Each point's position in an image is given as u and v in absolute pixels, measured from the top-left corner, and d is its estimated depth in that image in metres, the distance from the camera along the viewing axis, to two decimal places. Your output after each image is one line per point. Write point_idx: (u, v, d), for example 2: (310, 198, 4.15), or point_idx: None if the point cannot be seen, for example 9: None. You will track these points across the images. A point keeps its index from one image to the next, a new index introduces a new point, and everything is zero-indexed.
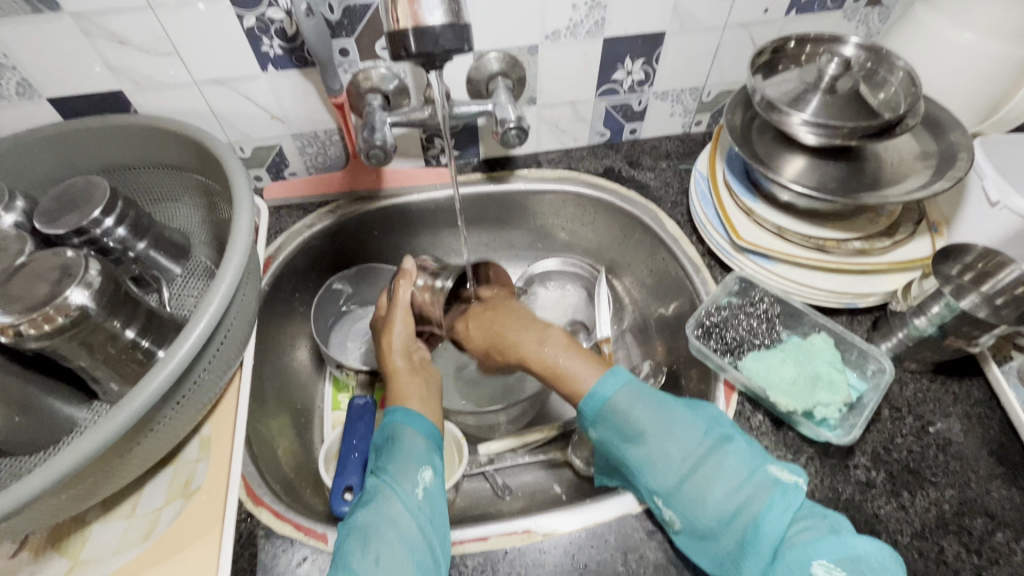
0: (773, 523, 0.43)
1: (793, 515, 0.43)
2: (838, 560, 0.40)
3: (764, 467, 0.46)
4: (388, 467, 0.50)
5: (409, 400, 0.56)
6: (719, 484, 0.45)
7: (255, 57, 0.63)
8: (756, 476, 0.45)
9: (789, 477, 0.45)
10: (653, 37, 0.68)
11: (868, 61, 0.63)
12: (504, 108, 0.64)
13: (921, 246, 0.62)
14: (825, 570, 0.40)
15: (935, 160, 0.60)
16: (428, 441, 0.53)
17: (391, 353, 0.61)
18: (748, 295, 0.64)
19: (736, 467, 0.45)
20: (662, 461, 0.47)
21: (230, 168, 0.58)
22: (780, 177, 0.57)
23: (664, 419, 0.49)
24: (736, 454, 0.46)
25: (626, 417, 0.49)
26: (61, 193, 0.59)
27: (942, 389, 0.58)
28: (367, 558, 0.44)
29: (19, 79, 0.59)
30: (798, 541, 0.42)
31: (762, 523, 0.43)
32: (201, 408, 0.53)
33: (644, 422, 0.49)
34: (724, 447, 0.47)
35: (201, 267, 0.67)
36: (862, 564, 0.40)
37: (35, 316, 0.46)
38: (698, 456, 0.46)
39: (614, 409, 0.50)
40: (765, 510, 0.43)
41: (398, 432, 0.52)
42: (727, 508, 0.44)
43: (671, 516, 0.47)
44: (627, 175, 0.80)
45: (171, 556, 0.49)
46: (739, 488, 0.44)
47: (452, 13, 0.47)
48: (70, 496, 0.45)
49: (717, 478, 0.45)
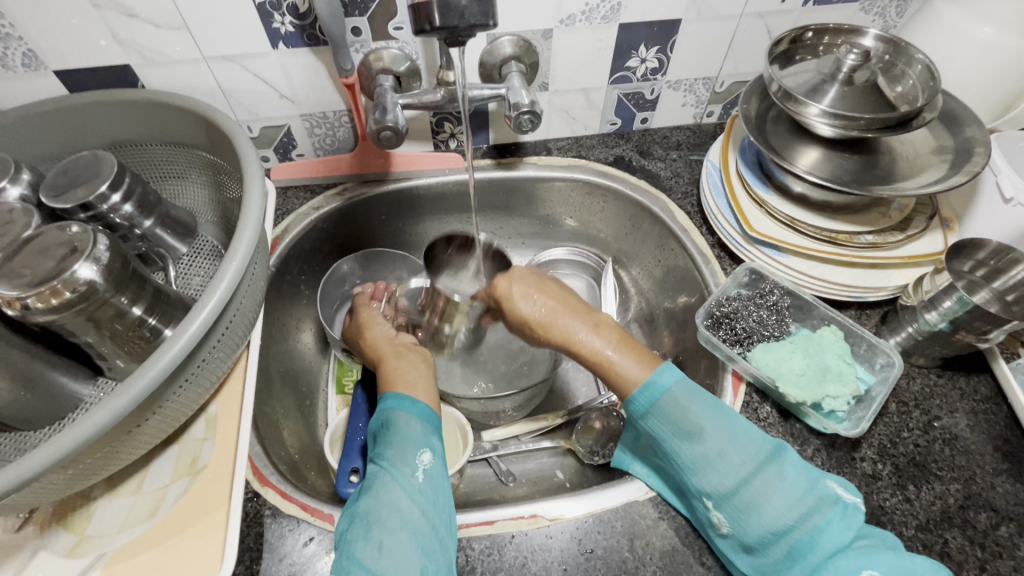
0: (829, 537, 0.43)
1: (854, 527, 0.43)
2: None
3: (825, 481, 0.45)
4: (386, 453, 0.50)
5: (400, 386, 0.56)
6: (780, 489, 0.44)
7: (265, 33, 0.62)
8: (815, 490, 0.45)
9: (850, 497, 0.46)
10: (669, 25, 0.68)
11: (886, 53, 0.62)
12: (517, 92, 0.63)
13: (934, 240, 0.62)
14: None
15: (952, 154, 0.60)
16: (425, 424, 0.52)
17: (379, 342, 0.64)
18: (758, 287, 0.64)
19: (795, 479, 0.45)
20: (720, 462, 0.46)
21: (239, 145, 0.57)
22: (794, 168, 0.56)
23: (723, 416, 0.47)
24: (793, 465, 0.46)
25: (683, 412, 0.47)
26: (67, 168, 0.58)
27: (949, 384, 0.58)
28: (369, 545, 0.44)
29: (25, 50, 0.58)
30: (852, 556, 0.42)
31: (818, 535, 0.43)
32: (207, 388, 0.53)
33: (703, 420, 0.47)
34: (780, 456, 0.46)
35: (207, 247, 0.67)
36: None
37: (42, 290, 0.46)
38: (761, 457, 0.46)
39: (670, 404, 0.47)
40: (824, 523, 0.43)
41: (392, 418, 0.52)
42: (784, 518, 0.44)
43: (719, 518, 0.47)
44: (637, 165, 0.79)
45: (175, 534, 0.48)
46: (803, 498, 0.44)
47: None
48: (75, 472, 0.45)
49: (777, 486, 0.44)
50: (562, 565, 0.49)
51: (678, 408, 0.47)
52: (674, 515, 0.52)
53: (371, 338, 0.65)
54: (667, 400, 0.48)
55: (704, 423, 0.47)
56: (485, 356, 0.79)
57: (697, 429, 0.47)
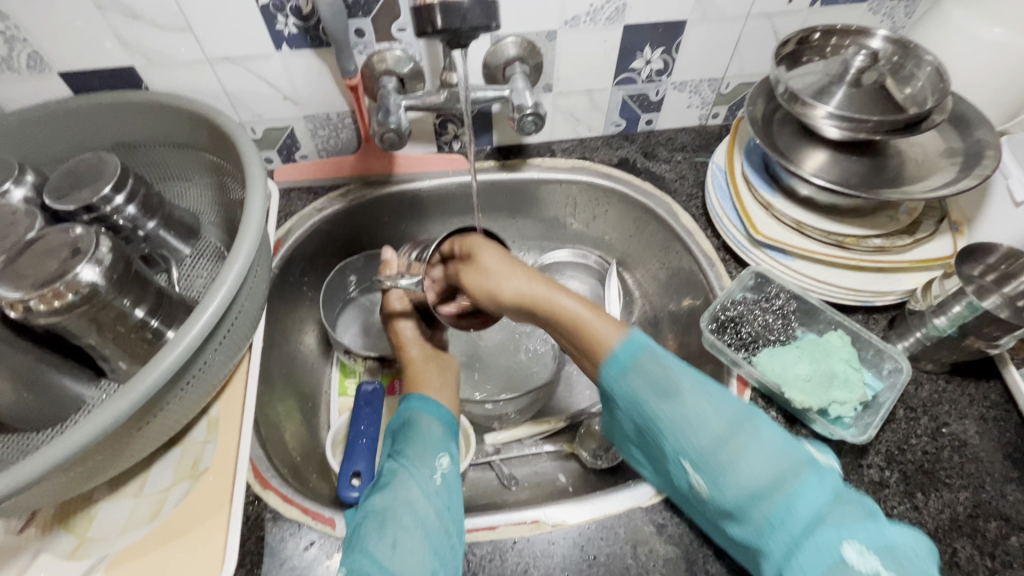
0: (805, 503, 0.41)
1: (829, 488, 0.42)
2: (874, 547, 0.38)
3: (798, 444, 0.44)
4: (406, 451, 0.50)
5: (426, 390, 0.57)
6: (755, 450, 0.43)
7: (269, 35, 0.61)
8: (792, 453, 0.43)
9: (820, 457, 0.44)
10: (673, 27, 0.67)
11: (895, 54, 0.61)
12: (521, 94, 0.62)
13: (943, 244, 0.61)
14: (857, 551, 0.38)
15: (962, 157, 0.59)
16: (445, 429, 0.53)
17: (408, 342, 0.65)
18: (764, 290, 0.63)
19: (773, 441, 0.44)
20: (696, 421, 0.45)
21: (242, 147, 0.57)
22: (800, 170, 0.56)
23: (699, 380, 0.48)
24: (768, 427, 0.45)
25: (660, 371, 0.48)
26: (71, 169, 0.58)
27: (959, 390, 0.58)
28: (384, 541, 0.43)
29: (30, 52, 0.59)
30: (831, 522, 0.40)
31: (792, 497, 0.41)
32: (209, 390, 0.53)
33: (682, 379, 0.47)
34: (757, 417, 0.45)
35: (210, 249, 0.67)
36: (900, 554, 0.38)
37: (45, 293, 0.46)
38: (737, 419, 0.45)
39: (646, 363, 0.48)
40: (799, 487, 0.41)
41: (414, 418, 0.53)
42: (758, 481, 0.42)
43: (698, 482, 0.45)
44: (642, 167, 0.79)
45: (177, 537, 0.48)
46: (778, 463, 0.42)
47: None
48: (78, 474, 0.45)
49: (751, 448, 0.43)
50: (564, 571, 0.49)
51: (657, 365, 0.48)
52: (678, 521, 0.51)
53: (401, 338, 0.66)
54: (641, 358, 0.48)
55: (679, 380, 0.47)
56: (488, 359, 0.78)
57: (675, 387, 0.47)
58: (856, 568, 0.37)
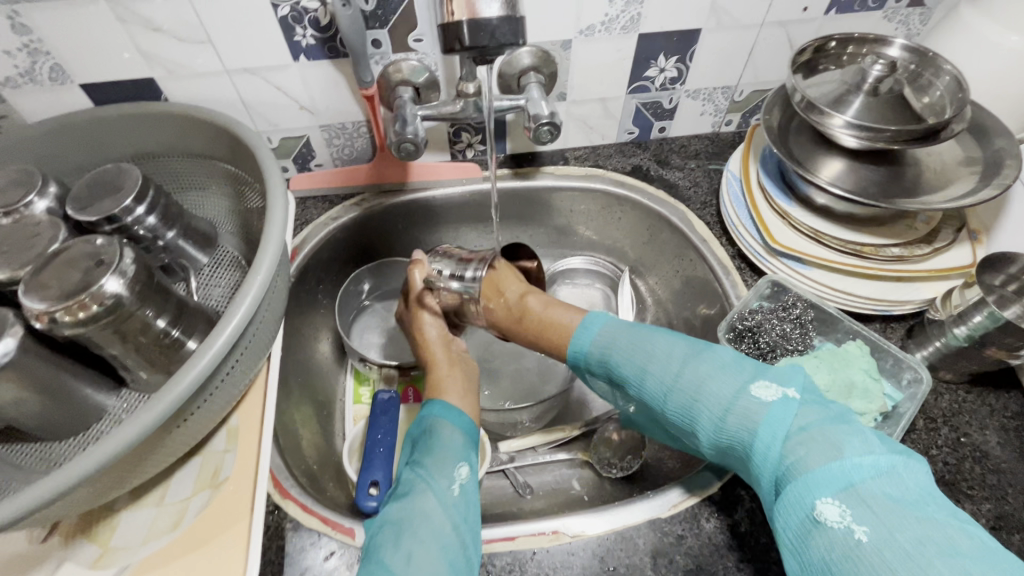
0: (764, 449, 0.39)
1: (789, 427, 0.39)
2: (837, 494, 0.34)
3: (752, 386, 0.42)
4: (426, 461, 0.50)
5: (447, 396, 0.57)
6: (710, 398, 0.43)
7: (287, 46, 0.62)
8: (744, 396, 0.42)
9: (779, 393, 0.41)
10: (688, 36, 0.67)
11: (912, 63, 0.61)
12: (537, 104, 0.63)
13: (962, 253, 0.61)
14: (824, 505, 0.35)
15: (981, 166, 0.59)
16: (466, 438, 0.53)
17: (432, 343, 0.65)
18: (780, 299, 0.63)
19: (727, 384, 0.43)
20: (653, 378, 0.48)
21: (262, 158, 0.58)
22: (818, 179, 0.56)
23: (653, 338, 0.51)
24: (723, 373, 0.44)
25: (616, 338, 0.53)
26: (93, 180, 0.59)
27: (979, 400, 0.57)
28: (398, 554, 0.42)
29: (52, 65, 0.59)
30: (796, 471, 0.37)
31: (754, 442, 0.40)
32: (230, 400, 0.53)
33: (636, 342, 0.51)
34: (712, 365, 0.45)
35: (228, 258, 0.68)
36: (865, 495, 0.34)
37: (71, 304, 0.46)
38: (686, 365, 0.46)
39: (607, 330, 0.55)
40: (756, 433, 0.40)
41: (435, 426, 0.53)
42: (721, 427, 0.42)
43: (682, 432, 0.47)
44: (655, 174, 0.79)
45: (198, 547, 0.48)
46: (732, 409, 0.42)
47: (509, 4, 0.46)
48: (102, 484, 0.45)
49: (705, 395, 0.44)
50: None
51: (613, 333, 0.54)
52: (698, 532, 0.51)
53: (425, 337, 0.65)
54: (605, 327, 0.55)
55: (635, 343, 0.51)
56: (502, 367, 0.79)
57: (632, 349, 0.51)
58: (829, 525, 0.34)
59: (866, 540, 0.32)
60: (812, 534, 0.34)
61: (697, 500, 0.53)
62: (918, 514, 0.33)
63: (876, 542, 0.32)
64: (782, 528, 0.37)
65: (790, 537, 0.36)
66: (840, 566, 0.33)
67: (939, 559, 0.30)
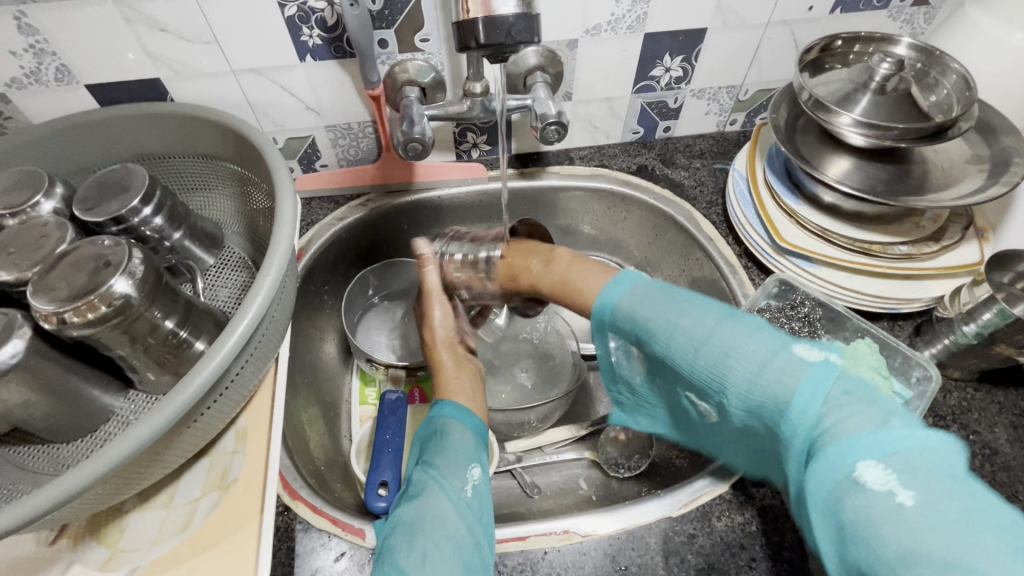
0: (801, 411, 0.36)
1: (829, 390, 0.36)
2: (881, 459, 0.31)
3: (794, 344, 0.38)
4: (437, 461, 0.49)
5: (457, 397, 0.57)
6: (744, 355, 0.39)
7: (294, 46, 0.62)
8: (780, 353, 0.38)
9: (822, 354, 0.37)
10: (694, 35, 0.67)
11: (919, 62, 0.61)
12: (543, 103, 0.63)
13: (971, 251, 0.61)
14: (867, 471, 0.31)
15: (988, 164, 0.59)
16: (476, 438, 0.53)
17: (440, 345, 0.64)
18: (787, 297, 0.62)
19: (758, 338, 0.39)
20: (671, 338, 0.43)
21: (270, 158, 0.58)
22: (826, 177, 0.56)
23: (671, 296, 0.45)
24: (752, 329, 0.40)
25: (633, 301, 0.47)
26: (100, 181, 0.59)
27: (988, 398, 0.57)
28: (413, 555, 0.42)
29: (58, 65, 0.59)
30: (838, 437, 0.33)
31: (787, 406, 0.36)
32: (239, 401, 0.53)
33: (653, 301, 0.46)
34: (734, 320, 0.41)
35: (234, 259, 0.67)
36: (912, 461, 0.30)
37: (79, 305, 0.46)
38: (711, 322, 0.42)
39: (629, 296, 0.48)
40: (794, 393, 0.36)
41: (446, 426, 0.53)
42: (747, 388, 0.38)
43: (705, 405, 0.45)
44: (660, 173, 0.79)
45: (209, 548, 0.48)
46: (765, 367, 0.38)
47: (523, 3, 0.46)
48: (113, 486, 0.45)
49: (730, 350, 0.40)
50: None
51: (633, 297, 0.47)
52: (709, 531, 0.51)
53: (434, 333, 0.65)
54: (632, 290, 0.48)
55: (653, 306, 0.45)
56: (508, 367, 0.79)
57: (649, 311, 0.45)
58: (873, 489, 0.30)
59: (912, 504, 0.29)
60: (849, 496, 0.31)
61: (709, 497, 0.53)
62: (967, 484, 0.29)
63: (923, 508, 0.28)
64: (813, 489, 0.33)
65: (823, 498, 0.32)
66: (879, 532, 0.29)
67: (991, 532, 0.27)
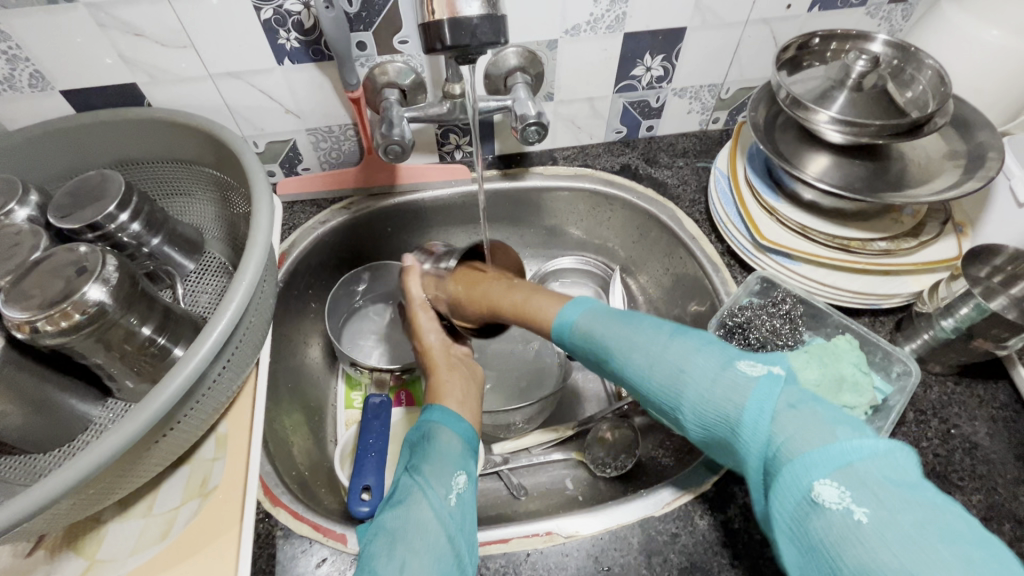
0: (754, 432, 0.37)
1: (776, 404, 0.38)
2: (832, 473, 0.32)
3: (737, 362, 0.41)
4: (423, 467, 0.49)
5: (446, 400, 0.57)
6: (699, 381, 0.41)
7: (271, 50, 0.61)
8: (731, 374, 0.40)
9: (765, 370, 0.40)
10: (673, 34, 0.68)
11: (895, 58, 0.61)
12: (523, 104, 0.62)
13: (947, 247, 0.61)
14: (820, 487, 0.32)
15: (965, 159, 0.59)
16: (464, 445, 0.52)
17: (433, 349, 0.66)
18: (769, 295, 0.63)
19: (711, 362, 0.42)
20: (635, 365, 0.46)
21: (247, 163, 0.57)
22: (804, 174, 0.56)
23: (628, 325, 0.49)
24: (704, 355, 0.43)
25: (590, 333, 0.51)
26: (75, 187, 0.58)
27: (967, 392, 0.58)
28: (392, 562, 0.42)
29: (32, 71, 0.59)
30: (789, 453, 0.34)
31: (744, 427, 0.38)
32: (217, 408, 0.53)
33: (609, 332, 0.50)
34: (691, 347, 0.44)
35: (215, 264, 0.67)
36: (860, 472, 0.32)
37: (52, 313, 0.45)
38: (669, 349, 0.45)
39: (582, 326, 0.53)
40: (747, 410, 0.38)
41: (434, 432, 0.53)
42: (708, 414, 0.40)
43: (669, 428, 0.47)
44: (644, 173, 0.79)
45: (187, 557, 0.48)
46: (718, 388, 0.40)
47: (489, 4, 0.46)
48: (89, 496, 0.44)
49: (690, 374, 0.42)
50: None
51: (590, 327, 0.52)
52: (692, 530, 0.51)
53: (424, 343, 0.67)
54: (582, 319, 0.53)
55: (611, 334, 0.49)
56: (494, 369, 0.78)
57: (608, 342, 0.49)
58: (829, 506, 0.31)
59: (866, 519, 0.30)
60: (809, 515, 0.32)
61: (692, 496, 0.53)
62: (915, 492, 0.31)
63: (877, 524, 0.30)
64: (776, 509, 0.34)
65: (783, 518, 0.33)
66: (840, 551, 0.30)
67: (941, 545, 0.28)
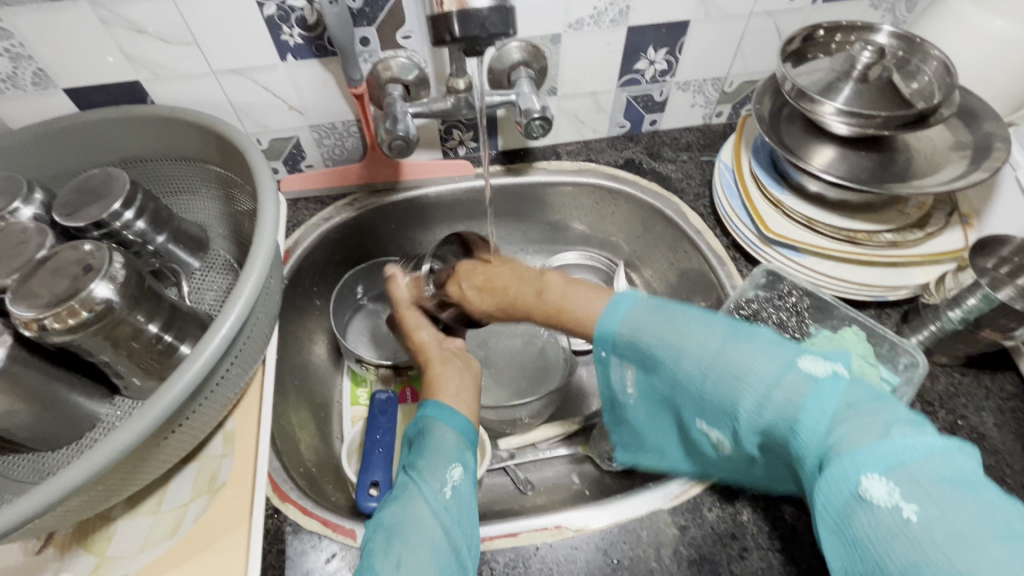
0: (809, 429, 0.34)
1: (837, 404, 0.34)
2: (888, 472, 0.30)
3: (800, 359, 0.37)
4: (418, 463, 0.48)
5: (440, 395, 0.53)
6: (754, 382, 0.37)
7: (274, 46, 0.61)
8: (790, 372, 0.36)
9: (828, 368, 0.36)
10: (677, 28, 0.67)
11: (900, 49, 0.61)
12: (527, 99, 0.62)
13: (954, 237, 0.61)
14: (872, 484, 0.30)
15: (971, 150, 0.59)
16: (461, 438, 0.50)
17: (426, 346, 0.60)
18: (775, 288, 0.61)
19: (768, 359, 0.38)
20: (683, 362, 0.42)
21: (253, 161, 0.57)
22: (810, 166, 0.56)
23: (675, 315, 0.44)
24: (759, 349, 0.39)
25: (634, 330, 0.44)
26: (80, 185, 0.58)
27: (974, 383, 0.58)
28: (388, 560, 0.42)
29: (35, 70, 0.58)
30: (843, 451, 0.32)
31: (798, 426, 0.35)
32: (225, 405, 0.53)
33: (657, 325, 0.43)
34: (747, 340, 0.39)
35: (220, 262, 0.67)
36: (918, 474, 0.30)
37: (59, 311, 0.45)
38: (725, 344, 0.40)
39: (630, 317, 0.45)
40: (804, 408, 0.35)
41: (428, 426, 0.50)
42: (762, 414, 0.37)
43: (717, 434, 0.43)
44: (648, 167, 0.79)
45: (196, 553, 0.48)
46: (777, 386, 0.36)
47: None
48: (98, 493, 0.44)
49: (748, 373, 0.38)
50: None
51: (640, 319, 0.44)
52: (700, 522, 0.51)
53: (417, 342, 0.62)
54: (636, 310, 0.45)
55: (658, 324, 0.43)
56: (499, 365, 0.78)
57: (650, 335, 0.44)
58: (880, 505, 0.30)
59: (916, 518, 0.28)
60: (858, 513, 0.30)
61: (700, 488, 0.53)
62: (976, 494, 0.29)
63: (928, 522, 0.28)
64: (823, 502, 0.32)
65: (830, 511, 0.32)
66: (885, 548, 0.29)
67: (997, 543, 0.27)
